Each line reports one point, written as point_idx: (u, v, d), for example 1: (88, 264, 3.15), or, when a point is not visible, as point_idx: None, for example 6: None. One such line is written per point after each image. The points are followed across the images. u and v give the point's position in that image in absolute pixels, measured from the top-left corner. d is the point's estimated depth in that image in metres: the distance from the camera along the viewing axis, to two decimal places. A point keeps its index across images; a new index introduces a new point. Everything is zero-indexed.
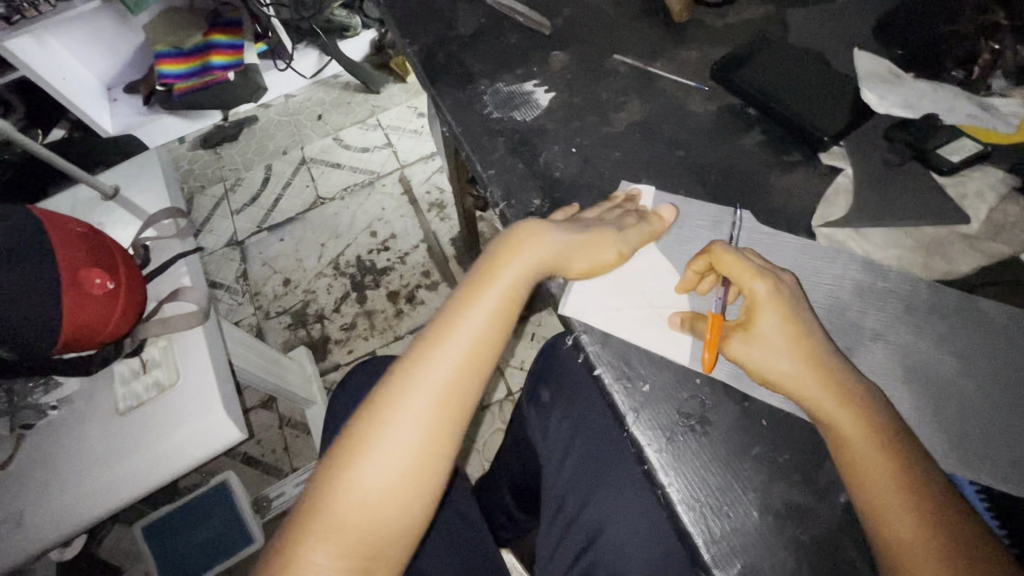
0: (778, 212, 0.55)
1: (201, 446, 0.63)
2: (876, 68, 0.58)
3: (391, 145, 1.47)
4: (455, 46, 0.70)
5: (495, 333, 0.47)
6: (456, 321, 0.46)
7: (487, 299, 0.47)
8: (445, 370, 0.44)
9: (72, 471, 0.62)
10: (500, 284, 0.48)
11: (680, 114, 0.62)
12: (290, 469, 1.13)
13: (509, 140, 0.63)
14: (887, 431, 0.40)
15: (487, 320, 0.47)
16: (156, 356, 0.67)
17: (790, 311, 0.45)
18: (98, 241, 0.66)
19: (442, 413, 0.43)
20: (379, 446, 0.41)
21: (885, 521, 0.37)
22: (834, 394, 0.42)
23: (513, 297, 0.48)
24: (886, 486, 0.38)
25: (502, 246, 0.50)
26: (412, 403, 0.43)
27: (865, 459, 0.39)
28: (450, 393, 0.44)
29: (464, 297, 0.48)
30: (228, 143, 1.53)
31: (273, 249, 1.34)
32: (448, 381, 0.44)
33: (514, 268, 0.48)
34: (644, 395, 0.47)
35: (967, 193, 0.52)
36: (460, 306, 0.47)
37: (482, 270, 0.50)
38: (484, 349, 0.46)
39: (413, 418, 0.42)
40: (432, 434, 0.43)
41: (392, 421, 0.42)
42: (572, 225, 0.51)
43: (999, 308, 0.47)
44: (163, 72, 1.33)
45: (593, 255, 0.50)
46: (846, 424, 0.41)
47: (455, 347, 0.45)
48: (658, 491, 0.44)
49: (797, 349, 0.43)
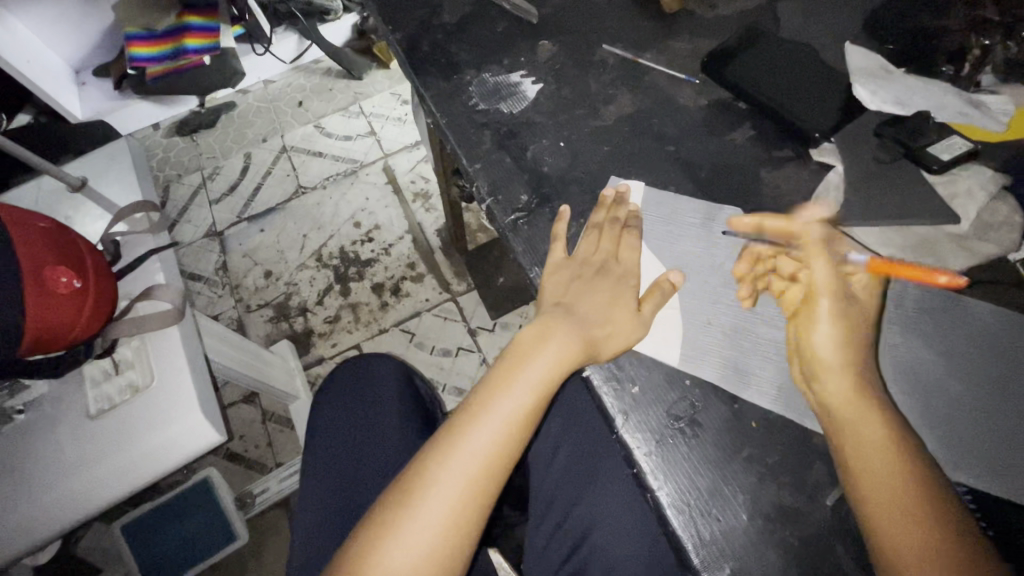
0: (769, 210, 0.54)
1: (178, 449, 0.61)
2: (867, 64, 0.58)
3: (374, 133, 1.43)
4: (440, 34, 0.68)
5: (525, 424, 0.47)
6: (484, 408, 0.47)
7: (516, 389, 0.47)
8: (476, 455, 0.45)
9: (42, 477, 0.60)
10: (528, 374, 0.48)
11: (670, 108, 0.61)
12: (274, 464, 1.11)
13: (495, 133, 0.61)
14: (904, 440, 0.40)
15: (516, 411, 0.47)
16: (128, 356, 0.65)
17: (869, 313, 0.45)
18: (64, 238, 0.63)
19: (471, 500, 0.44)
20: (406, 529, 0.42)
21: (890, 525, 0.38)
22: (864, 396, 0.42)
23: (543, 387, 0.48)
24: (894, 493, 0.39)
25: (533, 335, 0.51)
26: (441, 493, 0.43)
27: (876, 464, 0.40)
28: (479, 483, 0.44)
29: (492, 385, 0.48)
30: (205, 130, 1.47)
31: (253, 240, 1.31)
32: (478, 471, 0.44)
33: (542, 358, 0.48)
34: (633, 398, 0.47)
35: (958, 192, 0.51)
36: (489, 393, 0.48)
37: (511, 358, 0.50)
38: (514, 438, 0.46)
39: (441, 503, 0.43)
40: (460, 520, 0.43)
41: (420, 507, 0.43)
42: (593, 314, 0.50)
43: (985, 308, 0.47)
44: (135, 55, 1.29)
45: (615, 338, 0.48)
46: (867, 428, 0.41)
47: (484, 438, 0.45)
48: (647, 494, 0.44)
49: (859, 346, 0.44)
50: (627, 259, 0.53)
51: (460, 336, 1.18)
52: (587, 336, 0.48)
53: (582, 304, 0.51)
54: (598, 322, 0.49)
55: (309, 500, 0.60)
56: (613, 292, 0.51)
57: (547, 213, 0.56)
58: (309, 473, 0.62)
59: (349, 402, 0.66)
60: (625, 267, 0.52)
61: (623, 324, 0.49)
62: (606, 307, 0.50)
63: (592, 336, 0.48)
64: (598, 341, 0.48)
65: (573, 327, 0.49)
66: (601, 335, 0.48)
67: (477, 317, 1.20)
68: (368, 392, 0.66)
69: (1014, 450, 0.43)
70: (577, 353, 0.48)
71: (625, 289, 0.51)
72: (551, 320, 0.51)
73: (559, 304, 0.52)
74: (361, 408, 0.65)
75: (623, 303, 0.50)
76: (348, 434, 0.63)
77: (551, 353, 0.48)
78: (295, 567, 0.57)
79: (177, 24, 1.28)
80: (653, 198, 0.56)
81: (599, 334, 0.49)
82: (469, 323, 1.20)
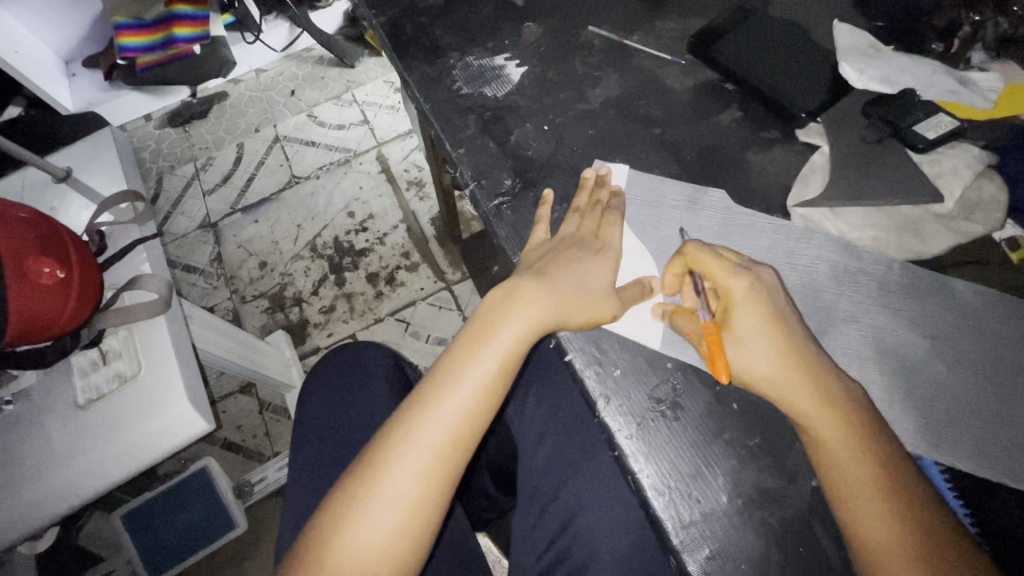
0: (755, 191, 0.54)
1: (167, 438, 0.61)
2: (856, 43, 0.56)
3: (367, 122, 1.42)
4: (424, 18, 0.67)
5: (492, 395, 0.46)
6: (453, 378, 0.46)
7: (483, 357, 0.47)
8: (442, 428, 0.44)
9: (31, 468, 0.59)
10: (497, 343, 0.47)
11: (657, 90, 0.60)
12: (271, 453, 1.11)
13: (479, 117, 0.60)
14: (864, 431, 0.40)
15: (483, 380, 0.46)
16: (116, 346, 0.65)
17: (768, 310, 0.44)
18: (47, 228, 0.62)
19: (439, 474, 0.43)
20: (373, 500, 0.42)
21: (864, 521, 0.37)
22: (817, 394, 0.41)
23: (509, 355, 0.47)
24: (857, 486, 0.38)
25: (498, 303, 0.49)
26: (407, 463, 0.43)
27: (843, 459, 0.39)
28: (447, 454, 0.44)
29: (462, 353, 0.47)
30: (197, 120, 1.46)
31: (247, 230, 1.30)
32: (446, 441, 0.44)
33: (509, 326, 0.47)
34: (615, 380, 0.47)
35: (943, 170, 0.50)
36: (458, 362, 0.47)
37: (480, 323, 0.48)
38: (482, 410, 0.46)
39: (409, 476, 0.43)
40: (426, 493, 0.43)
41: (387, 481, 0.42)
42: (563, 282, 0.48)
43: (970, 289, 0.47)
44: (124, 46, 1.24)
45: (588, 305, 0.48)
46: (826, 421, 0.40)
47: (451, 410, 0.45)
48: (629, 477, 0.44)
49: (780, 347, 0.42)
50: (610, 239, 0.52)
51: (454, 324, 1.18)
52: (557, 303, 0.47)
53: (554, 271, 0.49)
54: (569, 292, 0.48)
55: (295, 486, 0.59)
56: (587, 265, 0.50)
57: (531, 199, 0.56)
58: (298, 459, 0.62)
59: (337, 388, 0.66)
60: (605, 244, 0.52)
61: (591, 296, 0.48)
62: (575, 276, 0.49)
63: (565, 304, 0.47)
64: (569, 309, 0.47)
65: (545, 292, 0.48)
66: (570, 304, 0.48)
67: (471, 305, 1.20)
68: (356, 378, 0.66)
69: (997, 430, 0.43)
70: (547, 320, 0.47)
71: (597, 261, 0.51)
72: (520, 284, 0.49)
73: (529, 270, 0.50)
74: (350, 394, 0.65)
75: (592, 277, 0.50)
76: (338, 420, 0.63)
77: (520, 318, 0.47)
78: (282, 554, 0.56)
79: (166, 13, 1.23)
80: (638, 181, 0.55)
81: (569, 302, 0.48)
82: (464, 311, 1.19)
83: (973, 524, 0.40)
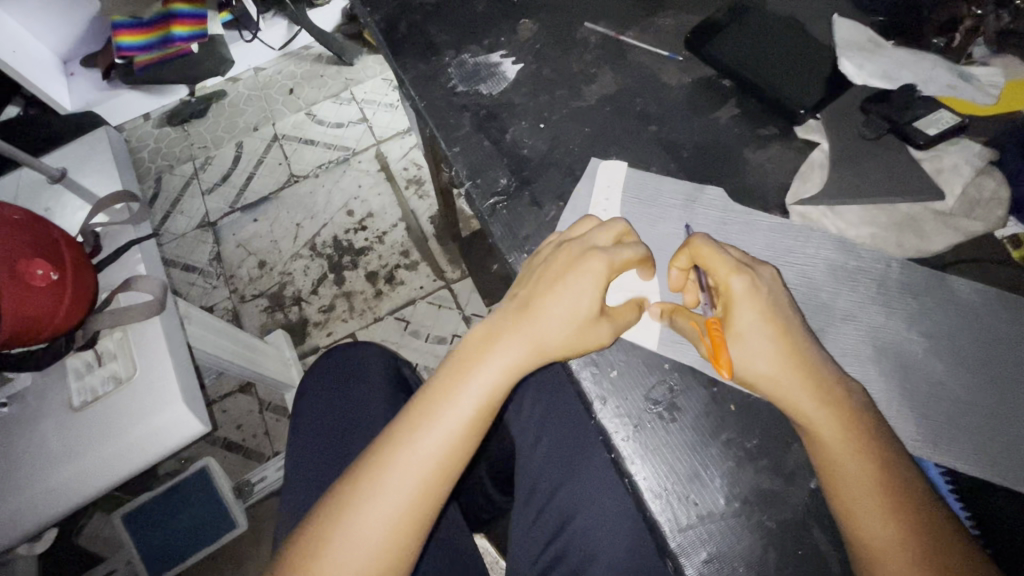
0: (753, 189, 0.53)
1: (163, 440, 0.61)
2: (856, 37, 0.55)
3: (366, 120, 1.41)
4: (419, 15, 0.66)
5: (472, 432, 0.43)
6: (420, 426, 0.42)
7: (464, 395, 0.43)
8: (418, 468, 0.41)
9: (26, 470, 0.59)
10: (479, 379, 0.43)
11: (654, 87, 0.59)
12: (271, 453, 1.11)
13: (475, 115, 0.59)
14: (865, 430, 0.39)
15: (462, 418, 0.43)
16: (111, 348, 0.65)
17: (772, 309, 0.42)
18: (40, 229, 0.62)
19: (415, 513, 0.41)
20: (341, 545, 0.39)
21: (865, 523, 0.37)
22: (820, 395, 0.39)
23: (494, 391, 0.43)
24: (859, 488, 0.37)
25: (481, 337, 0.46)
26: (366, 521, 0.40)
27: (843, 458, 0.38)
28: (423, 493, 0.41)
29: (433, 396, 0.44)
30: (195, 119, 1.46)
31: (246, 230, 1.30)
32: (421, 481, 0.41)
33: (494, 362, 0.44)
34: (612, 381, 0.46)
35: (943, 167, 0.50)
36: (437, 398, 0.44)
37: (452, 368, 0.45)
38: (462, 447, 0.43)
39: (380, 516, 0.40)
40: (387, 555, 0.40)
41: (361, 515, 0.40)
42: (553, 315, 0.44)
43: (970, 287, 0.47)
44: (122, 44, 1.24)
45: (578, 339, 0.44)
46: (828, 423, 0.39)
47: (427, 448, 0.42)
48: (626, 479, 0.43)
49: (781, 347, 0.41)
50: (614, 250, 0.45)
51: (454, 323, 1.18)
52: (537, 345, 0.44)
53: (538, 305, 0.45)
54: (558, 326, 0.44)
55: (291, 488, 0.59)
56: (575, 288, 0.44)
57: (526, 198, 0.55)
58: (295, 459, 0.61)
59: (333, 390, 0.65)
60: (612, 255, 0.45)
61: (578, 332, 0.44)
62: (561, 306, 0.44)
63: (552, 340, 0.44)
64: (556, 346, 0.44)
65: (530, 327, 0.44)
66: (552, 345, 0.44)
67: (471, 304, 1.19)
68: (352, 379, 0.66)
69: (996, 431, 0.42)
70: (529, 363, 0.44)
71: (586, 280, 0.44)
72: (504, 319, 0.46)
73: (513, 305, 0.46)
74: (347, 394, 0.64)
75: (581, 305, 0.44)
76: (335, 421, 0.62)
77: (498, 363, 0.44)
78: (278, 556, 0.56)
79: (164, 12, 1.24)
80: (634, 179, 0.55)
81: (557, 338, 0.44)
82: (463, 310, 1.19)
83: (974, 525, 0.40)
